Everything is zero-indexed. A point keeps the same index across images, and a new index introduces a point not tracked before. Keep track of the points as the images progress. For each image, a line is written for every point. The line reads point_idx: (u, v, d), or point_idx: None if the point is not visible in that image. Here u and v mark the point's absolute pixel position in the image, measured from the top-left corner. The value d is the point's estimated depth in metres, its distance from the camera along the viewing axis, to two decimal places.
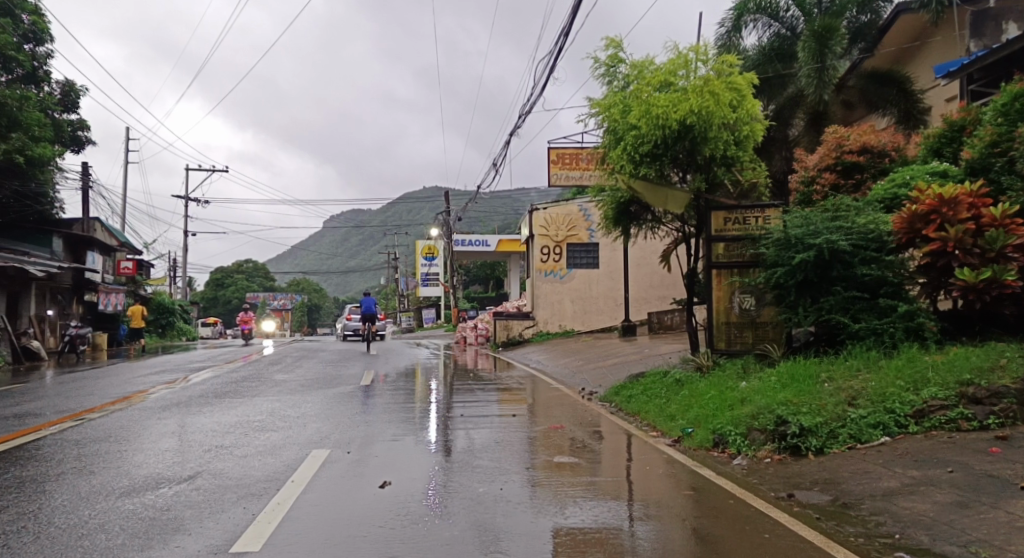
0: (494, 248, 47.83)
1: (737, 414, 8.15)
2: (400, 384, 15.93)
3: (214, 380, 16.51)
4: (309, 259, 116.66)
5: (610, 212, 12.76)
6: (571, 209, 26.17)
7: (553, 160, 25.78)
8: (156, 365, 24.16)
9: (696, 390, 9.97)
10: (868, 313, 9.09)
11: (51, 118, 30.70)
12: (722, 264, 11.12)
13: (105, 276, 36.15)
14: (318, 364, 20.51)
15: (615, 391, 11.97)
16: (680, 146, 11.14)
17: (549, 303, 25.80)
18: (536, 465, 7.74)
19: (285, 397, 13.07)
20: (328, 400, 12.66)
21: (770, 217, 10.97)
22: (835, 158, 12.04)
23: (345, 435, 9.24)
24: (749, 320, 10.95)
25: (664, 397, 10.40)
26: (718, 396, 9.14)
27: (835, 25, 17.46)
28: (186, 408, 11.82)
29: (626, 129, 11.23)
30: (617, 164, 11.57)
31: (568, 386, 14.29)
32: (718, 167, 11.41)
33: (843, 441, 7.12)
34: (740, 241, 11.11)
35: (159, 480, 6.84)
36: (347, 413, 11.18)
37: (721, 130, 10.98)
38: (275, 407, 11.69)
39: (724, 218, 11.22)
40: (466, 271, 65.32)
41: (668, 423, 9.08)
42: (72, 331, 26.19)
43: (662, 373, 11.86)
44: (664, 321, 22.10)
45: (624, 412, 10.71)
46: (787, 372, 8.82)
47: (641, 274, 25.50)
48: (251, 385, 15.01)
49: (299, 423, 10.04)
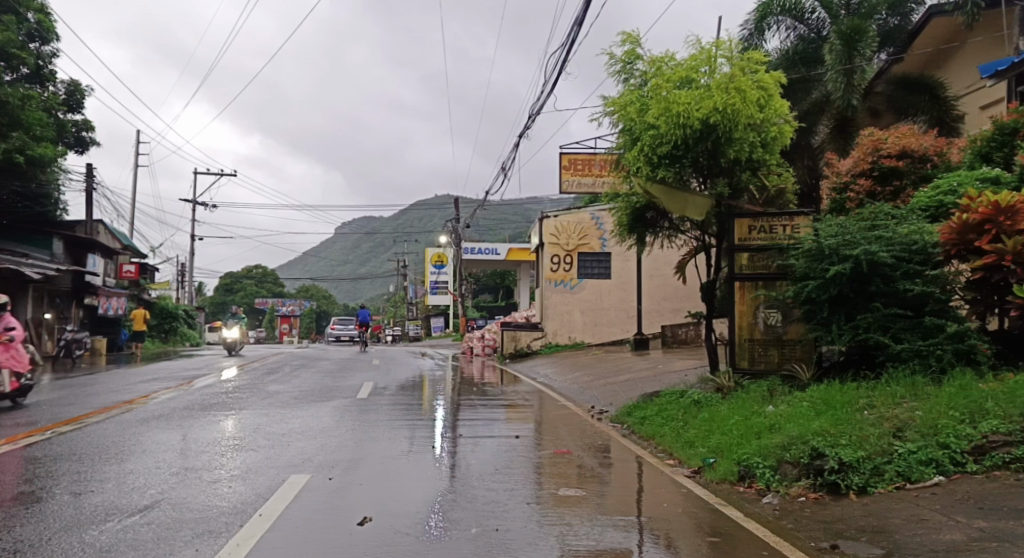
0: (505, 256, 47.20)
1: (766, 444, 7.25)
2: (400, 398, 15.08)
3: (206, 391, 15.67)
4: (319, 266, 116.49)
5: (625, 219, 11.90)
6: (583, 217, 25.34)
7: (565, 166, 24.94)
8: (152, 372, 23.38)
9: (717, 413, 9.06)
10: (911, 333, 8.21)
11: (55, 118, 30.22)
12: (746, 276, 10.24)
13: (107, 279, 35.59)
14: (316, 374, 19.70)
15: (627, 411, 11.08)
16: (702, 147, 10.30)
17: (558, 314, 24.97)
18: (540, 499, 6.86)
19: (274, 411, 12.22)
20: (320, 416, 11.81)
21: (798, 226, 10.11)
22: (870, 163, 11.20)
23: (331, 457, 8.38)
24: (775, 337, 10.07)
25: (681, 420, 9.50)
26: (742, 422, 8.23)
27: (865, 26, 16.80)
28: (167, 422, 11.00)
29: (643, 128, 10.44)
30: (632, 166, 10.74)
31: (577, 404, 13.41)
32: (743, 171, 10.56)
33: (889, 479, 6.21)
34: (766, 251, 10.23)
35: (109, 512, 6.00)
36: (337, 431, 10.32)
37: (746, 131, 10.14)
38: (262, 422, 10.83)
39: (749, 226, 10.33)
40: (476, 279, 64.68)
41: (687, 451, 8.18)
42: (68, 336, 25.51)
43: (679, 392, 10.96)
44: (678, 335, 21.19)
45: (637, 435, 9.81)
46: (821, 397, 7.93)
47: (654, 285, 24.58)
48: (241, 397, 14.20)
49: (282, 442, 9.19)
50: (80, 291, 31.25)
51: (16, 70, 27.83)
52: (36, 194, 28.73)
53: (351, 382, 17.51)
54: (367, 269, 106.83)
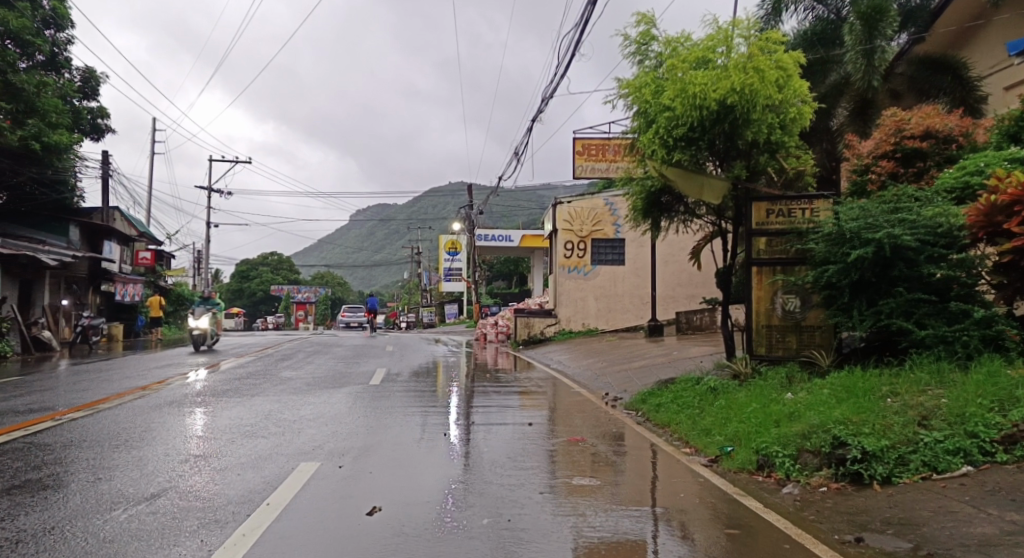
0: (518, 243, 47.04)
1: (786, 433, 7.06)
2: (413, 384, 14.98)
3: (219, 376, 15.65)
4: (333, 253, 116.80)
5: (640, 203, 11.69)
6: (597, 203, 25.10)
7: (579, 151, 24.67)
8: (166, 358, 23.40)
9: (735, 401, 8.88)
10: (935, 319, 7.99)
11: (70, 105, 30.21)
12: (763, 261, 10.03)
13: (123, 266, 35.72)
14: (329, 361, 19.63)
15: (642, 398, 10.90)
16: (718, 130, 10.07)
17: (572, 301, 24.79)
18: (553, 488, 6.73)
19: (287, 397, 12.14)
20: (333, 402, 11.73)
21: (817, 209, 9.87)
22: (893, 144, 10.89)
23: (343, 444, 8.27)
24: (794, 323, 9.86)
25: (698, 408, 9.32)
26: (761, 410, 8.05)
27: (886, 5, 16.29)
28: (179, 408, 10.94)
29: (658, 110, 10.21)
30: (647, 150, 10.52)
31: (591, 391, 13.25)
32: (761, 153, 10.32)
33: (914, 469, 6.02)
34: (785, 235, 9.99)
35: (116, 500, 5.92)
36: (349, 418, 10.22)
37: (764, 113, 9.88)
38: (274, 409, 10.75)
39: (767, 209, 10.09)
40: (490, 266, 64.54)
41: (704, 439, 8.02)
42: (85, 322, 25.60)
43: (695, 379, 10.78)
44: (693, 321, 20.97)
45: (652, 423, 9.65)
46: (843, 383, 7.73)
47: (669, 271, 24.32)
48: (254, 383, 14.13)
49: (293, 430, 9.10)
50: (96, 278, 31.37)
51: (31, 57, 27.78)
52: (52, 180, 28.77)
53: (364, 369, 17.44)
54: (382, 256, 106.98)
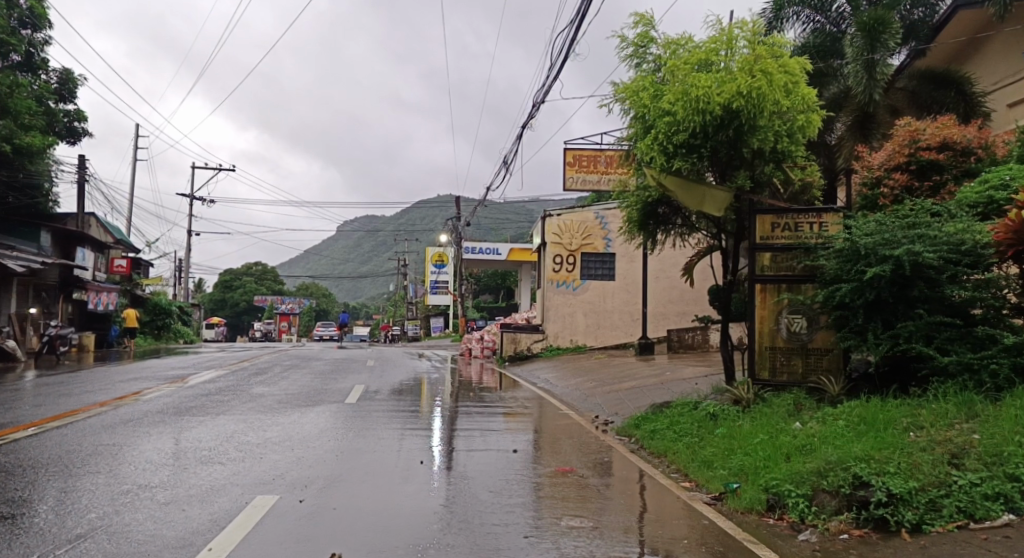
0: (506, 256, 46.35)
1: (799, 468, 6.36)
2: (392, 403, 14.16)
3: (186, 392, 14.76)
4: (320, 264, 115.76)
5: (635, 215, 11.00)
6: (587, 216, 24.49)
7: (569, 162, 24.08)
8: (137, 371, 22.45)
9: (738, 429, 8.16)
10: (958, 344, 7.35)
11: (46, 107, 29.37)
12: (768, 278, 9.39)
13: (99, 274, 34.74)
14: (307, 376, 18.80)
15: (635, 423, 10.18)
16: (721, 136, 9.42)
17: (560, 316, 24.10)
18: (538, 528, 5.97)
19: (255, 417, 11.35)
20: (303, 422, 10.90)
21: (826, 224, 9.22)
22: (907, 155, 10.30)
23: (308, 472, 7.50)
24: (799, 345, 9.19)
25: (696, 436, 8.60)
26: (768, 441, 7.33)
27: (888, 17, 15.80)
28: (134, 428, 10.09)
29: (657, 115, 9.55)
30: (644, 157, 9.84)
31: (580, 413, 12.51)
32: (766, 163, 9.69)
33: (948, 517, 5.32)
34: (790, 251, 9.33)
35: (32, 544, 5.11)
36: (319, 441, 9.43)
37: (771, 119, 9.24)
38: (238, 430, 9.93)
39: (772, 223, 9.44)
40: (477, 279, 63.79)
41: (706, 473, 7.28)
42: (52, 332, 24.80)
43: (692, 403, 10.07)
44: (685, 339, 20.32)
45: (646, 451, 8.92)
46: (859, 414, 7.05)
47: (659, 287, 23.70)
48: (222, 400, 13.32)
49: (255, 454, 8.31)
50: (69, 285, 30.37)
51: (6, 57, 26.98)
52: (24, 184, 27.79)
53: (342, 385, 16.61)
54: (369, 268, 106.01)
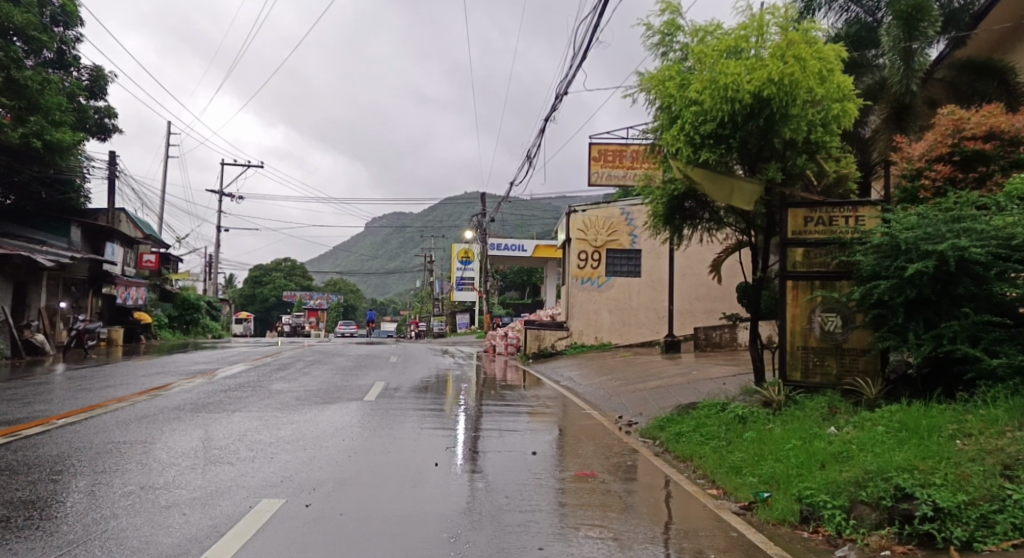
0: (531, 253, 46.05)
1: (835, 478, 5.96)
2: (412, 401, 13.88)
3: (206, 387, 14.61)
4: (347, 260, 116.31)
5: (661, 209, 10.59)
6: (612, 212, 24.00)
7: (595, 156, 23.64)
8: (161, 365, 22.42)
9: (768, 433, 7.74)
10: (1007, 346, 6.91)
11: (77, 104, 29.47)
12: (800, 274, 8.95)
13: (127, 269, 34.93)
14: (328, 372, 18.61)
15: (659, 424, 9.81)
16: (751, 126, 8.98)
17: (585, 313, 23.71)
18: (557, 537, 5.62)
19: (271, 414, 11.12)
20: (319, 421, 10.65)
21: (863, 217, 8.74)
22: (950, 146, 9.76)
23: (319, 474, 7.23)
24: (833, 345, 8.75)
25: (724, 440, 8.20)
26: (800, 447, 6.93)
27: (928, 4, 15.13)
28: (147, 424, 9.88)
29: (684, 104, 9.15)
30: (670, 148, 9.45)
31: (602, 413, 12.14)
32: (799, 155, 9.22)
33: (1001, 534, 4.91)
34: (824, 246, 8.89)
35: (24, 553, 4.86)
36: (334, 440, 9.17)
37: (804, 108, 8.76)
38: (252, 428, 9.70)
39: (804, 217, 9.00)
40: (502, 276, 63.50)
41: (734, 479, 6.89)
42: (80, 326, 24.83)
43: (720, 405, 9.67)
44: (712, 338, 19.80)
45: (671, 454, 8.54)
46: (899, 420, 6.63)
47: (686, 284, 23.19)
48: (240, 396, 13.12)
49: (266, 454, 8.06)
50: (97, 280, 30.48)
51: (38, 54, 27.13)
52: (54, 179, 27.90)
53: (362, 382, 16.39)
54: (395, 264, 106.23)
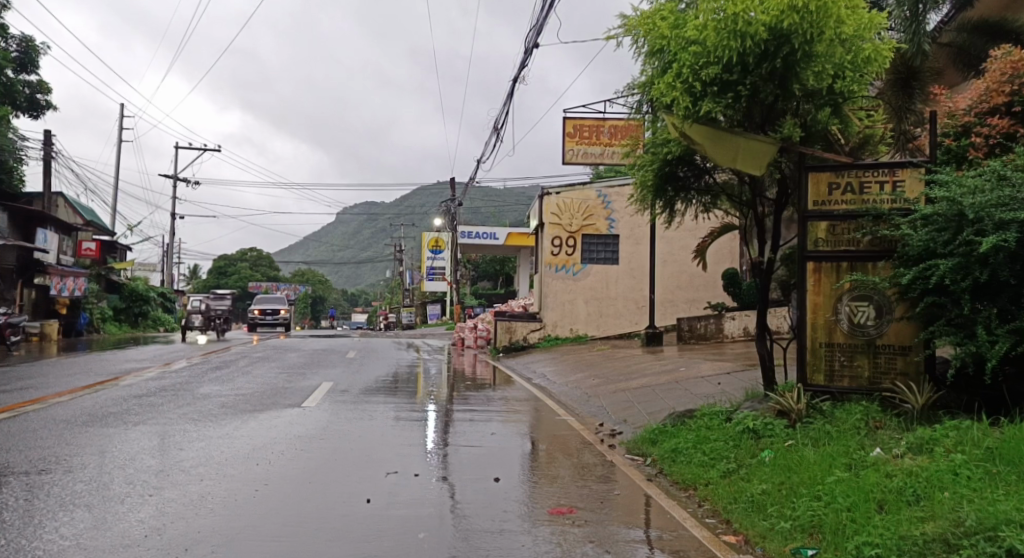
0: (503, 241, 44.29)
1: (912, 530, 4.25)
2: (360, 406, 11.98)
3: (122, 391, 12.58)
4: (317, 251, 113.76)
5: (650, 178, 8.80)
6: (588, 195, 22.12)
7: (569, 133, 21.91)
8: (91, 363, 20.32)
9: (795, 456, 6.05)
10: None
11: (4, 78, 26.99)
12: (823, 254, 7.30)
13: (63, 258, 32.40)
14: (274, 371, 16.70)
15: (650, 439, 8.07)
16: (765, 69, 7.24)
17: (559, 304, 21.97)
18: None
19: (181, 427, 9.20)
20: (236, 436, 8.72)
21: (902, 182, 7.04)
22: (1006, 94, 8.48)
23: (202, 524, 5.36)
24: (865, 342, 7.11)
25: (734, 467, 6.47)
26: (847, 478, 5.23)
27: None
28: (12, 445, 7.87)
29: (680, 46, 7.41)
30: (663, 99, 7.69)
31: (580, 420, 10.42)
32: (820, 107, 7.52)
33: None
34: (853, 219, 7.23)
35: None
36: (245, 464, 7.29)
37: (831, 46, 7.06)
38: (145, 450, 7.75)
39: (829, 183, 7.32)
40: (474, 265, 61.75)
41: (758, 523, 5.14)
42: (1, 321, 22.46)
43: (724, 415, 7.96)
44: (696, 329, 18.20)
45: (666, 478, 6.81)
46: (985, 456, 4.97)
47: (666, 272, 21.58)
48: (155, 403, 11.17)
49: (144, 490, 6.16)
50: (27, 270, 28.13)
51: None
52: None
53: (308, 383, 14.45)
54: (366, 255, 103.76)
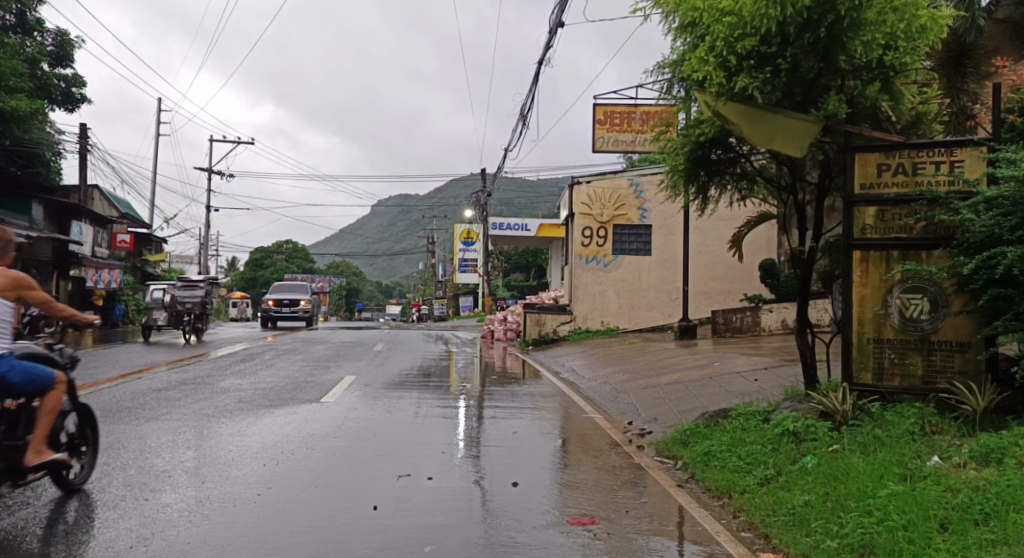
0: (535, 233, 43.75)
1: None
2: (380, 401, 11.60)
3: (142, 385, 12.35)
4: (352, 243, 114.35)
5: (681, 161, 8.23)
6: (619, 184, 21.51)
7: (599, 120, 21.32)
8: (120, 354, 20.23)
9: (840, 463, 5.49)
10: None
11: (38, 71, 27.09)
12: (871, 242, 6.71)
13: (98, 250, 32.62)
14: (299, 364, 16.44)
15: (681, 441, 7.55)
16: (807, 40, 6.64)
17: (590, 296, 21.42)
18: None
19: (194, 424, 8.89)
20: (248, 433, 8.39)
21: (960, 162, 6.41)
22: None
23: (196, 532, 4.99)
24: (918, 338, 6.50)
25: (772, 475, 5.91)
26: (904, 492, 4.67)
27: None
28: None
29: (713, 16, 6.82)
30: (695, 76, 7.13)
31: (607, 418, 9.94)
32: (868, 82, 6.90)
33: None
34: (904, 204, 6.62)
35: None
36: (252, 464, 6.93)
37: (880, 13, 6.44)
38: (151, 449, 7.43)
39: (878, 164, 6.71)
40: (506, 257, 61.38)
41: (801, 540, 4.59)
42: None
43: (761, 416, 7.40)
44: (730, 321, 17.59)
45: (698, 484, 6.27)
46: None
47: (701, 263, 20.93)
48: (173, 397, 10.92)
49: (140, 494, 5.81)
50: (62, 262, 28.37)
51: None
52: (14, 153, 25.60)
53: (331, 377, 14.13)
54: (400, 247, 104.02)
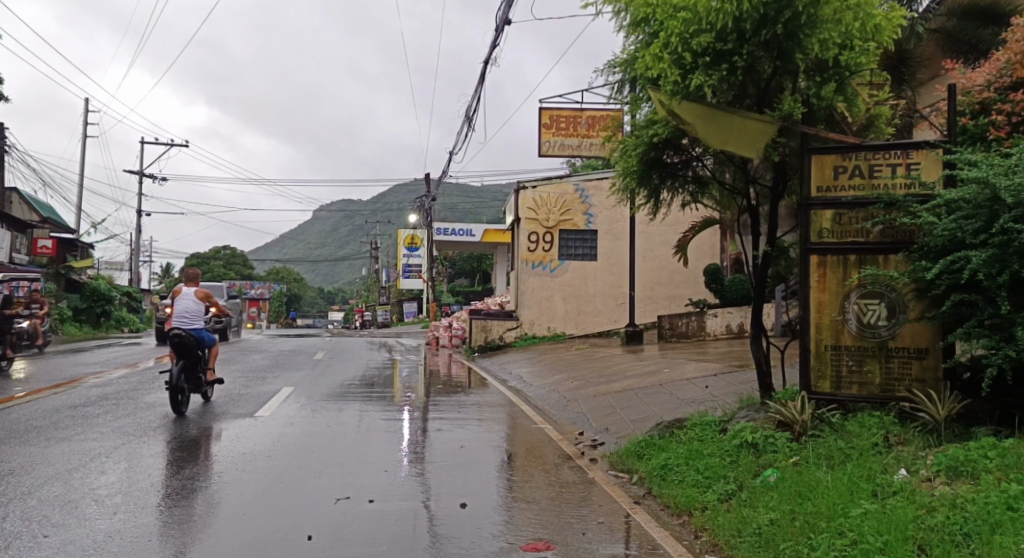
0: (480, 238, 43.30)
1: None
2: (320, 414, 11.06)
3: (59, 401, 11.52)
4: (293, 248, 112.04)
5: (633, 162, 7.95)
6: (565, 188, 21.30)
7: (545, 124, 21.11)
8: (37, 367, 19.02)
9: (804, 477, 5.24)
10: None
11: None
12: (828, 247, 6.53)
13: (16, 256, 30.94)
14: (233, 374, 15.68)
15: (635, 454, 7.24)
16: (764, 37, 6.42)
17: (536, 302, 21.13)
18: None
19: (113, 443, 8.23)
20: (173, 454, 7.79)
21: (917, 165, 6.28)
22: None
23: None
24: (877, 345, 6.34)
25: (734, 491, 5.62)
26: (877, 510, 4.42)
27: None
28: None
29: (667, 10, 6.54)
30: (649, 73, 6.85)
31: (557, 428, 9.62)
32: (824, 82, 6.73)
33: None
34: (862, 207, 6.45)
35: None
36: (173, 489, 6.36)
37: (838, 11, 6.26)
38: (62, 473, 6.79)
39: (835, 166, 6.53)
40: (451, 263, 60.74)
41: None
42: None
43: (716, 426, 7.14)
44: (677, 327, 17.52)
45: (655, 501, 5.95)
46: None
47: (647, 268, 20.86)
48: (92, 414, 10.18)
49: (41, 529, 5.21)
50: None
51: None
52: None
53: (267, 388, 13.47)
54: (343, 252, 102.29)
